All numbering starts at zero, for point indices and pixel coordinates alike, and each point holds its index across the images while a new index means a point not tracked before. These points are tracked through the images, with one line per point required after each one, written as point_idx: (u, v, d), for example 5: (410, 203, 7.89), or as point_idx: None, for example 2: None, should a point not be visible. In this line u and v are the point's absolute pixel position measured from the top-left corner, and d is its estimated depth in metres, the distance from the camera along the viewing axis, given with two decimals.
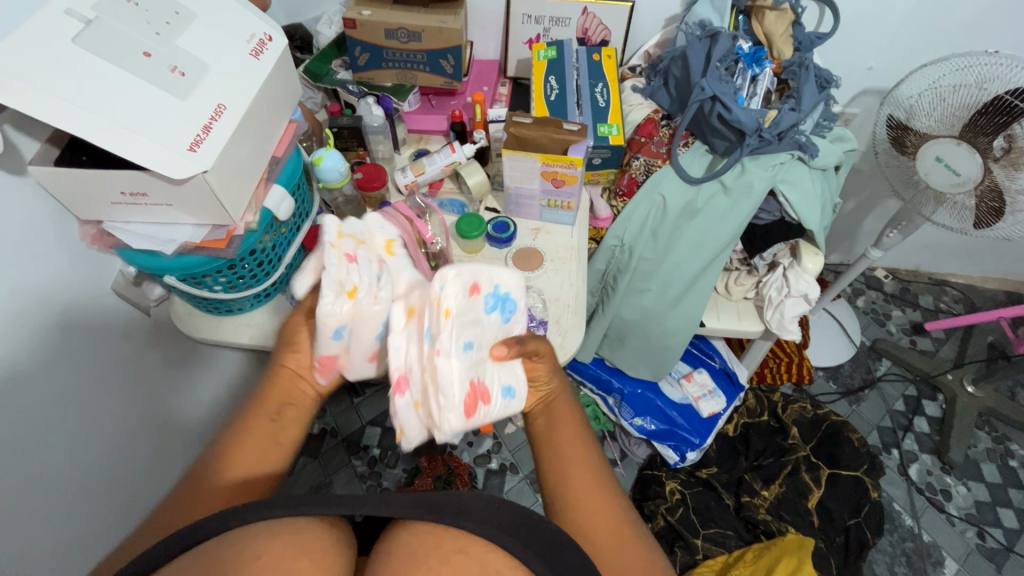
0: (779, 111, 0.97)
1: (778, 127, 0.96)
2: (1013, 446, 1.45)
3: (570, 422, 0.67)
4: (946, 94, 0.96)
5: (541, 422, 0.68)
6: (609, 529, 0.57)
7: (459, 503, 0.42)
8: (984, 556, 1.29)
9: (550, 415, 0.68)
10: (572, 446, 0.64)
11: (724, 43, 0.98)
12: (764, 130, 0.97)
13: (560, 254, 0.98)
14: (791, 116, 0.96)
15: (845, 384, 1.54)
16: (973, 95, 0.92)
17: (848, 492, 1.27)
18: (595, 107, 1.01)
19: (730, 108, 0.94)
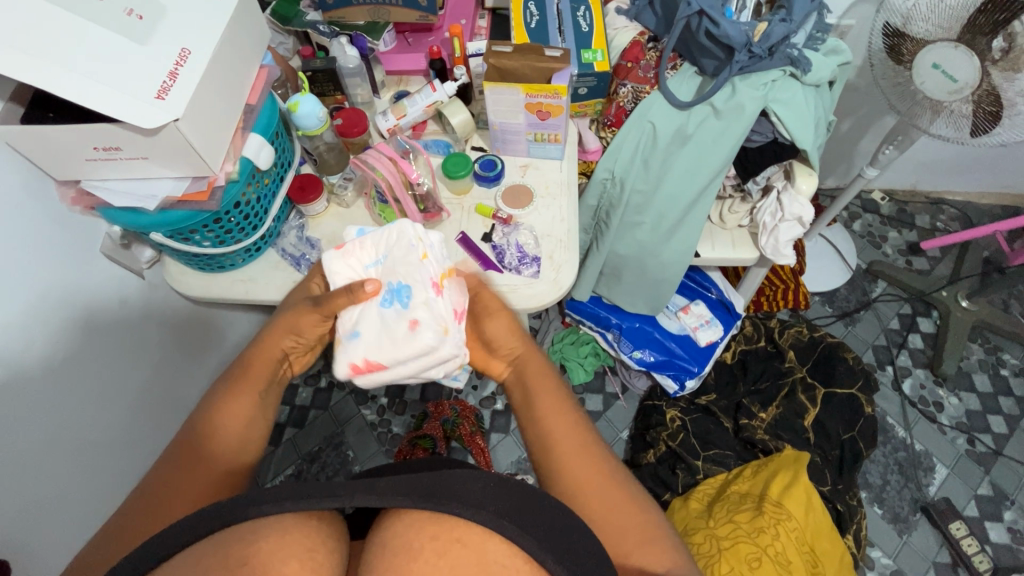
0: (771, 23, 0.92)
1: (768, 42, 0.92)
2: (1005, 356, 1.48)
3: (544, 380, 0.68)
4: None
5: (518, 390, 0.70)
6: (598, 484, 0.60)
7: (452, 486, 0.44)
8: (973, 460, 1.34)
9: (524, 382, 0.69)
10: (555, 413, 0.65)
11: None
12: (754, 45, 0.93)
13: (551, 190, 0.97)
14: (782, 28, 0.91)
15: (840, 307, 1.55)
16: None
17: (843, 409, 1.31)
18: (578, 32, 0.96)
19: (718, 22, 0.89)
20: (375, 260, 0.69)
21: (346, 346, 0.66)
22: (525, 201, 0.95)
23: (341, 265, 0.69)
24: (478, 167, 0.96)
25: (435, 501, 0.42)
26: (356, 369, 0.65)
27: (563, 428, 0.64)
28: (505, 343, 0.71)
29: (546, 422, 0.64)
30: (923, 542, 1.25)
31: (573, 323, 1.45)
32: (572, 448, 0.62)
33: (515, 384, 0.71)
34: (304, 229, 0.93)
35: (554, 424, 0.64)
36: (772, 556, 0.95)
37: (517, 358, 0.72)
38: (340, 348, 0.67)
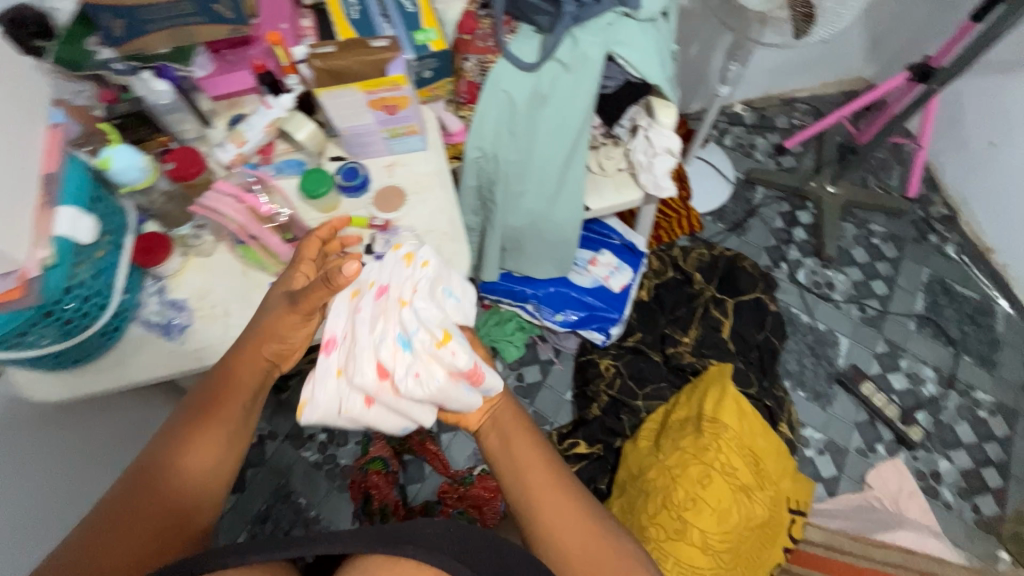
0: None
1: None
2: (873, 226, 1.64)
3: (519, 429, 0.75)
4: None
5: (493, 436, 0.75)
6: (569, 522, 0.68)
7: (407, 532, 0.49)
8: (867, 325, 1.50)
9: (499, 430, 0.75)
10: (530, 458, 0.72)
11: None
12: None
13: (422, 184, 0.93)
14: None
15: (731, 220, 1.65)
16: None
17: (752, 314, 1.41)
18: (404, 14, 0.91)
19: None
20: (450, 285, 0.70)
21: (457, 340, 0.66)
22: (398, 202, 0.91)
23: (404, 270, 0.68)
24: (341, 178, 0.90)
25: (391, 545, 0.47)
26: (469, 367, 0.66)
27: (538, 475, 0.71)
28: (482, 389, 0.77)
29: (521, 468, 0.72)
30: (843, 409, 1.39)
31: (492, 304, 1.44)
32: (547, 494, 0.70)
33: (489, 431, 0.76)
34: (165, 292, 0.84)
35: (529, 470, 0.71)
36: (719, 469, 1.01)
37: (495, 409, 0.76)
38: (439, 344, 0.64)
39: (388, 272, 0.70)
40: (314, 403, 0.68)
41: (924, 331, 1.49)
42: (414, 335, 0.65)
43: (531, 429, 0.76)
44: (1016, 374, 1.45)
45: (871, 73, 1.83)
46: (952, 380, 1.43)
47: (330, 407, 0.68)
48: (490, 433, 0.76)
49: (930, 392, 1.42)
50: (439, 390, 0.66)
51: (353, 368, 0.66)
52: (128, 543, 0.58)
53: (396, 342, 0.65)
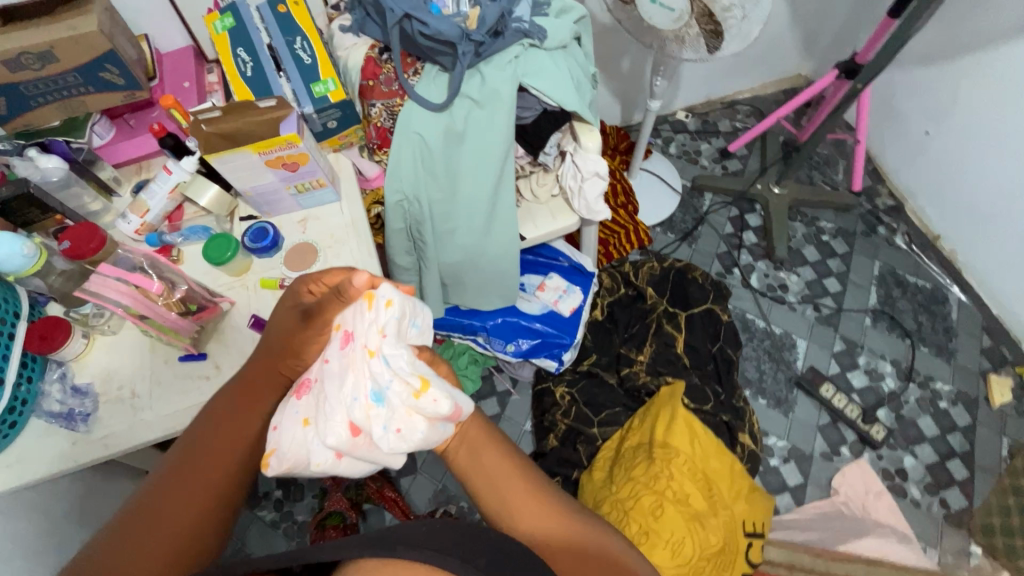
0: (483, 7, 0.88)
1: (486, 26, 0.88)
2: (822, 223, 1.64)
3: (491, 443, 0.62)
4: None
5: (462, 455, 0.61)
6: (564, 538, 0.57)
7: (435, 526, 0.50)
8: (823, 324, 1.49)
9: (469, 447, 0.61)
10: (509, 475, 0.60)
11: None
12: (474, 32, 0.89)
13: (336, 237, 0.90)
14: (495, 8, 0.88)
15: (680, 230, 1.64)
16: None
17: (705, 325, 1.39)
18: (301, 66, 0.88)
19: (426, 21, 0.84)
20: (413, 319, 0.59)
21: (438, 384, 0.55)
22: (311, 259, 0.88)
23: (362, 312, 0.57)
24: (247, 240, 0.87)
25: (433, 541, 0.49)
26: (452, 411, 0.55)
27: (518, 499, 0.58)
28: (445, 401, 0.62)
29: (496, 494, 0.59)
30: (805, 413, 1.38)
31: (443, 339, 1.41)
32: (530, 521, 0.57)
33: (457, 449, 0.62)
34: (68, 377, 0.80)
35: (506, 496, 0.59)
36: (671, 498, 0.99)
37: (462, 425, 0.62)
38: (419, 393, 0.54)
39: (349, 314, 0.58)
40: (278, 455, 0.57)
41: (879, 325, 1.48)
42: (388, 387, 0.54)
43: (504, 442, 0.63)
44: (973, 361, 1.44)
45: (809, 69, 1.84)
46: (911, 373, 1.42)
47: (297, 458, 0.58)
48: (457, 453, 0.62)
49: (890, 387, 1.41)
50: (425, 441, 0.55)
51: (321, 426, 0.56)
52: (177, 516, 0.60)
53: (369, 396, 0.54)
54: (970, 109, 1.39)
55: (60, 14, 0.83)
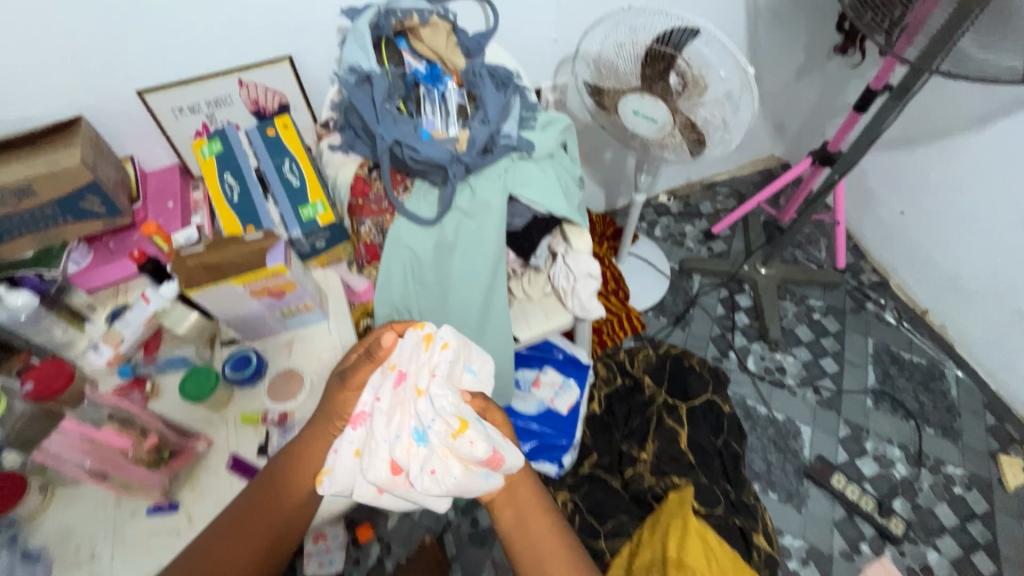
0: (473, 129, 0.90)
1: (475, 147, 0.89)
2: (811, 301, 1.65)
3: (537, 509, 0.70)
4: (616, 56, 0.97)
5: (509, 512, 0.70)
6: None
7: None
8: (826, 407, 1.45)
9: (517, 505, 0.70)
10: (549, 545, 0.68)
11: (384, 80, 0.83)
12: (464, 154, 0.89)
13: (323, 361, 0.86)
14: (483, 129, 0.90)
15: (672, 313, 1.63)
16: (634, 50, 0.94)
17: (707, 417, 1.35)
18: (289, 189, 0.87)
19: (417, 147, 0.85)
20: (464, 365, 0.67)
21: (475, 428, 0.62)
22: (297, 388, 0.82)
23: (412, 353, 0.65)
24: (229, 370, 0.83)
25: None
26: (487, 456, 0.62)
27: (554, 567, 0.67)
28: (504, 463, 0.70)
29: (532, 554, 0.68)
30: (818, 507, 1.31)
31: None
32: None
33: (505, 506, 0.70)
34: (18, 541, 0.71)
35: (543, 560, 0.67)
36: None
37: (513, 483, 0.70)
38: (456, 435, 0.61)
39: (407, 355, 0.66)
40: (330, 480, 0.65)
41: (881, 407, 1.45)
42: (429, 428, 0.61)
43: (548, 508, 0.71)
44: (980, 441, 1.41)
45: (781, 151, 1.92)
46: (920, 458, 1.38)
47: (346, 486, 0.66)
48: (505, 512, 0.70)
49: (901, 473, 1.36)
50: (458, 484, 0.61)
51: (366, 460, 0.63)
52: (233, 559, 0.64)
53: (411, 436, 0.61)
54: (943, 192, 1.44)
55: (43, 148, 0.83)
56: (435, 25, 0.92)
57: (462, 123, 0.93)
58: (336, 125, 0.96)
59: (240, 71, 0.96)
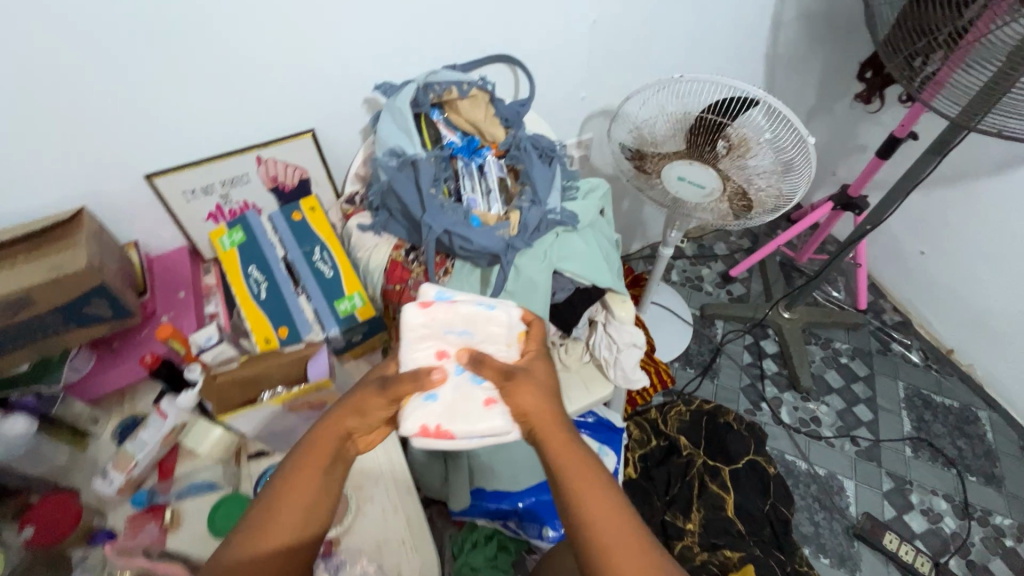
0: (521, 211, 0.84)
1: (528, 231, 0.82)
2: (837, 344, 1.62)
3: (572, 456, 0.56)
4: (660, 123, 0.92)
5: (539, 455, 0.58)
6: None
7: None
8: (866, 459, 1.41)
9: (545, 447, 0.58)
10: (585, 494, 0.55)
11: (425, 172, 0.79)
12: (515, 238, 0.82)
13: (367, 473, 0.77)
14: (535, 212, 0.83)
15: (699, 363, 1.57)
16: (681, 118, 0.89)
17: (751, 481, 1.29)
18: (322, 280, 0.79)
19: (469, 237, 0.79)
20: (453, 329, 0.63)
21: (419, 400, 0.59)
22: (341, 509, 0.73)
23: None
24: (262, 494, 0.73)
25: None
26: (417, 432, 0.58)
27: (595, 527, 0.53)
28: (541, 428, 0.57)
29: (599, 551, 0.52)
30: (872, 571, 1.25)
31: (468, 526, 1.24)
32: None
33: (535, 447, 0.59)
34: None
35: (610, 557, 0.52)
36: None
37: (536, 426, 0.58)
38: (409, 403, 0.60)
39: None
40: None
41: (921, 455, 1.42)
42: None
43: (609, 493, 0.55)
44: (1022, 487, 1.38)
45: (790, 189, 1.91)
46: (967, 509, 1.34)
47: None
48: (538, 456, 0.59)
49: (950, 528, 1.31)
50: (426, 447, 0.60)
51: None
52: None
53: None
54: (966, 235, 1.43)
55: (39, 250, 0.73)
56: (474, 97, 0.87)
57: (506, 199, 0.87)
58: (366, 204, 0.89)
59: (258, 148, 0.88)
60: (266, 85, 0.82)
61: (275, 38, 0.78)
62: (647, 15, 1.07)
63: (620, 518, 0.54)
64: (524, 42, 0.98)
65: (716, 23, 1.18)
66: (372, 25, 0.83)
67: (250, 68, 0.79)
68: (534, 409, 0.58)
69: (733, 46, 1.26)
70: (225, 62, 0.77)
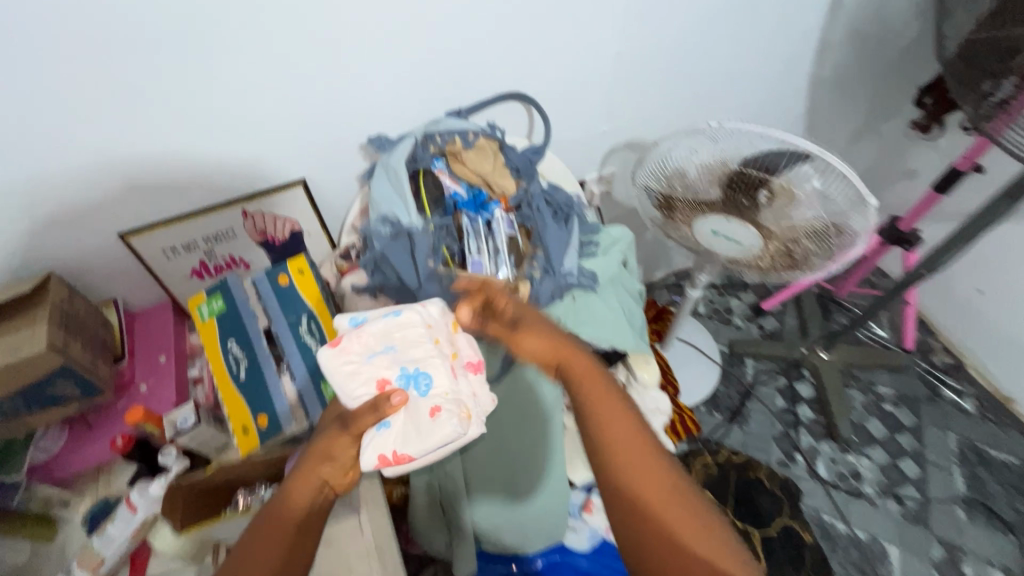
0: (531, 282, 0.75)
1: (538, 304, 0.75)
2: (880, 389, 1.48)
3: (593, 379, 0.60)
4: (692, 173, 0.81)
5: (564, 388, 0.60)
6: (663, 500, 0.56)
7: None
8: (913, 522, 1.28)
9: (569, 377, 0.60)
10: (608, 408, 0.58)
11: (421, 246, 0.72)
12: None
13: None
14: (547, 284, 0.76)
15: (726, 407, 1.46)
16: (715, 170, 0.78)
17: (787, 550, 1.16)
18: (309, 357, 0.70)
19: None
20: (375, 353, 0.53)
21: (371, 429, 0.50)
22: None
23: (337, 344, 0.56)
24: None
25: None
26: (375, 464, 0.50)
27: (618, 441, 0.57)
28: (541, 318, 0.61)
29: (604, 444, 0.58)
30: None
31: None
32: (642, 482, 0.56)
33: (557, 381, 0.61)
34: None
35: (612, 445, 0.57)
36: None
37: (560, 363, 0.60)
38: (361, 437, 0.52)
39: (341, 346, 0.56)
40: None
41: (975, 519, 1.28)
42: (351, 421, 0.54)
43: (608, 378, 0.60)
44: None
45: None
46: None
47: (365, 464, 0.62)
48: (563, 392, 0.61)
49: None
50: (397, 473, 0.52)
51: None
52: None
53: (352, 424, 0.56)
54: None
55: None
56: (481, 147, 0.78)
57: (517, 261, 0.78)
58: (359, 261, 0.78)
59: (243, 201, 0.80)
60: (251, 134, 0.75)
61: (258, 84, 0.70)
62: (677, 41, 0.96)
63: (625, 411, 0.59)
64: (538, 76, 0.88)
65: (754, 47, 1.06)
66: (368, 66, 0.75)
67: (231, 118, 0.72)
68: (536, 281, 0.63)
69: (772, 68, 1.14)
70: (203, 113, 0.70)
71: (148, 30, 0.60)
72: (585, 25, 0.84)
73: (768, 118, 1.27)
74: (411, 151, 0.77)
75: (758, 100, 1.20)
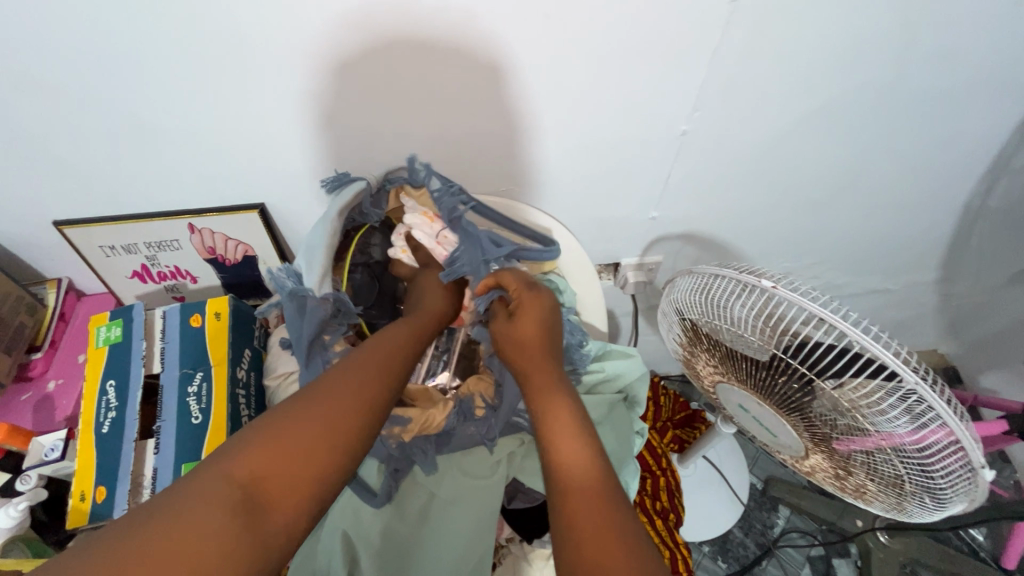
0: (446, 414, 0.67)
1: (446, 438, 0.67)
2: None
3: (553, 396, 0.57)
4: (719, 332, 0.61)
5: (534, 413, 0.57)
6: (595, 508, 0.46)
7: None
8: None
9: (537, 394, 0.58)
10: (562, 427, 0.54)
11: (315, 312, 0.61)
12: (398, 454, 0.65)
13: None
14: (471, 434, 0.67)
15: (735, 560, 1.20)
16: (745, 341, 0.58)
17: None
18: (179, 431, 0.61)
19: None
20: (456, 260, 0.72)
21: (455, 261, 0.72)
22: None
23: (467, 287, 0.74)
24: None
25: None
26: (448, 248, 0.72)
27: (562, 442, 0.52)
28: (528, 339, 0.62)
29: (558, 465, 0.51)
30: None
31: None
32: (579, 513, 0.46)
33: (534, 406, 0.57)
34: None
35: (569, 473, 0.50)
36: None
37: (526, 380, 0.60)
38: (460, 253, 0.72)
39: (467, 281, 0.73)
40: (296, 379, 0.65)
41: None
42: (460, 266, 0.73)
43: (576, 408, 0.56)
44: None
45: (949, 350, 1.36)
46: None
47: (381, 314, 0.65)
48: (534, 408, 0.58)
49: None
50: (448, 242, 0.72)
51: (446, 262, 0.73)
52: (312, 429, 0.44)
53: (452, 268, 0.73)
54: None
55: None
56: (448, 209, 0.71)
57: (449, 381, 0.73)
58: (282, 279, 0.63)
59: (191, 214, 0.71)
60: (193, 157, 0.65)
61: (201, 99, 0.59)
62: (772, 131, 0.73)
63: (583, 440, 0.52)
64: (565, 136, 0.70)
65: (888, 148, 0.78)
66: (338, 95, 0.61)
67: (168, 138, 0.62)
68: (531, 331, 0.62)
69: (910, 178, 0.85)
70: (137, 121, 0.60)
71: (51, 17, 0.50)
72: (637, 82, 0.64)
73: (891, 239, 0.97)
74: (358, 198, 0.66)
75: (878, 214, 0.91)
